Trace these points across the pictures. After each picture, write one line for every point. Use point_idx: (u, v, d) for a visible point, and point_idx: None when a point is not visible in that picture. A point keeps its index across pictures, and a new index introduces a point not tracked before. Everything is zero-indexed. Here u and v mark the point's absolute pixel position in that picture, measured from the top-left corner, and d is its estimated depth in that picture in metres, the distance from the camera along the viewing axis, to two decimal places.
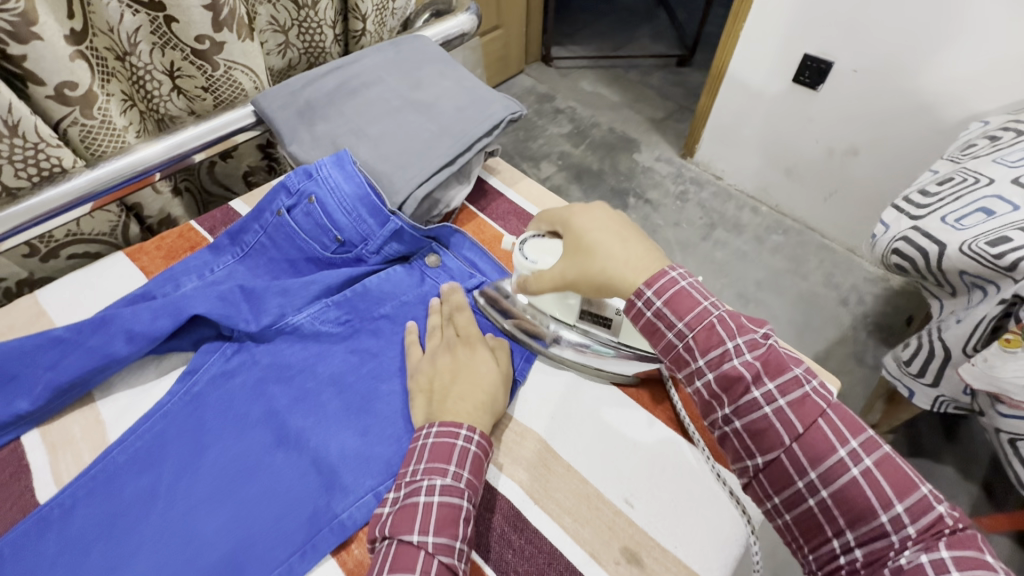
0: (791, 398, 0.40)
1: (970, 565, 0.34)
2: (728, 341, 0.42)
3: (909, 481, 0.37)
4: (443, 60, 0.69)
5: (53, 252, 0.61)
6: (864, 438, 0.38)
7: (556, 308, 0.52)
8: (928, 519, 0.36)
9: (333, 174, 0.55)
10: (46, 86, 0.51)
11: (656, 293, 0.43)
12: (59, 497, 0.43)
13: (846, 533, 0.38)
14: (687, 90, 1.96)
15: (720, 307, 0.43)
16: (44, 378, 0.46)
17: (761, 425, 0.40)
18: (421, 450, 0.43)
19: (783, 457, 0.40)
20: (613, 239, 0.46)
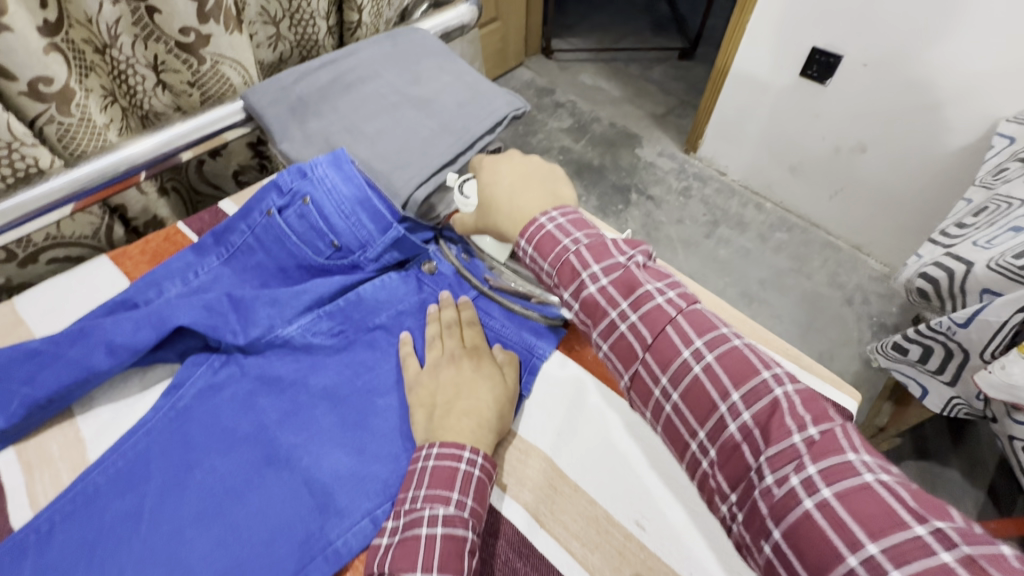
0: (644, 313, 0.42)
1: (828, 467, 0.33)
2: (584, 271, 0.44)
3: (750, 369, 0.39)
4: (442, 54, 0.65)
5: (32, 256, 0.58)
6: (708, 339, 0.40)
7: (492, 247, 0.57)
8: (765, 406, 0.37)
9: (329, 175, 0.52)
10: (18, 81, 0.47)
11: (528, 241, 0.46)
12: (35, 521, 0.40)
13: (700, 434, 0.39)
14: (689, 84, 1.93)
15: (581, 240, 0.45)
16: (20, 394, 0.43)
17: (620, 344, 0.43)
18: (421, 474, 0.41)
19: (640, 368, 0.42)
20: (507, 189, 0.49)
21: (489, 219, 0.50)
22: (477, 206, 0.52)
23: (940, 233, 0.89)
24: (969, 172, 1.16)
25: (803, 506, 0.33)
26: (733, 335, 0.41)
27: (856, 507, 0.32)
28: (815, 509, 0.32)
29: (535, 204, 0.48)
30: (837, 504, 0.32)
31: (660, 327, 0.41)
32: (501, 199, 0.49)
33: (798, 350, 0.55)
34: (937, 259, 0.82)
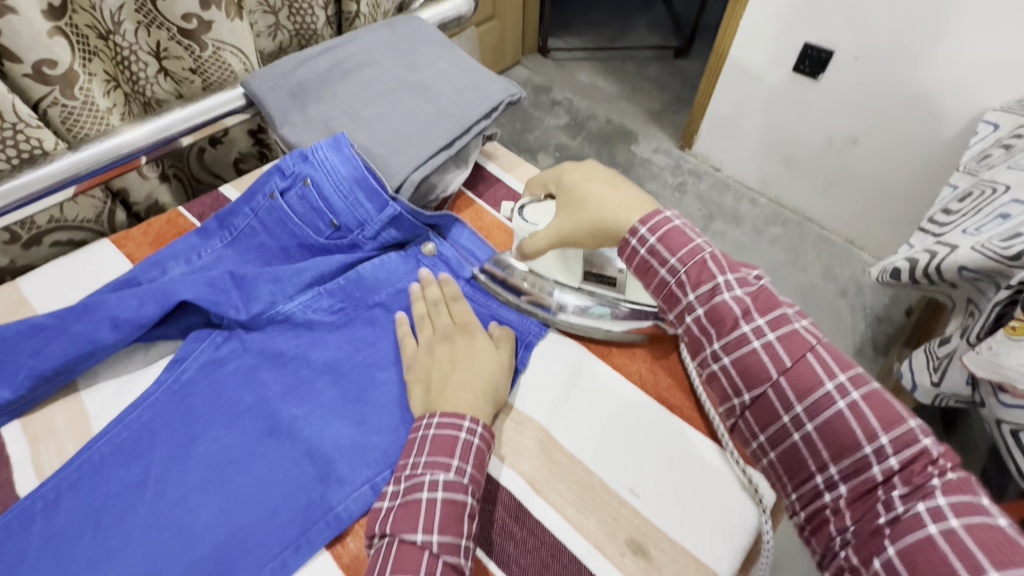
0: (785, 337, 0.41)
1: (958, 505, 0.34)
2: (716, 281, 0.43)
3: (896, 414, 0.38)
4: (440, 42, 0.67)
5: (36, 238, 0.59)
6: (855, 375, 0.39)
7: (527, 253, 0.54)
8: (913, 454, 0.37)
9: (329, 156, 0.54)
10: (23, 64, 0.49)
11: (651, 230, 0.44)
12: (41, 490, 0.41)
13: (831, 467, 0.39)
14: (685, 81, 1.95)
15: (709, 245, 0.44)
16: (26, 366, 0.44)
17: (749, 360, 0.41)
18: (422, 442, 0.41)
19: (770, 393, 0.41)
20: (600, 193, 0.48)
21: (584, 215, 0.48)
22: (546, 224, 0.51)
23: (929, 221, 0.91)
24: (959, 165, 1.17)
25: (928, 531, 0.34)
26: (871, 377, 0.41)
27: (978, 536, 0.33)
28: (937, 535, 0.34)
29: (636, 208, 0.47)
30: (962, 533, 0.33)
31: (802, 352, 0.40)
32: (591, 199, 0.48)
33: None
34: (930, 246, 0.83)
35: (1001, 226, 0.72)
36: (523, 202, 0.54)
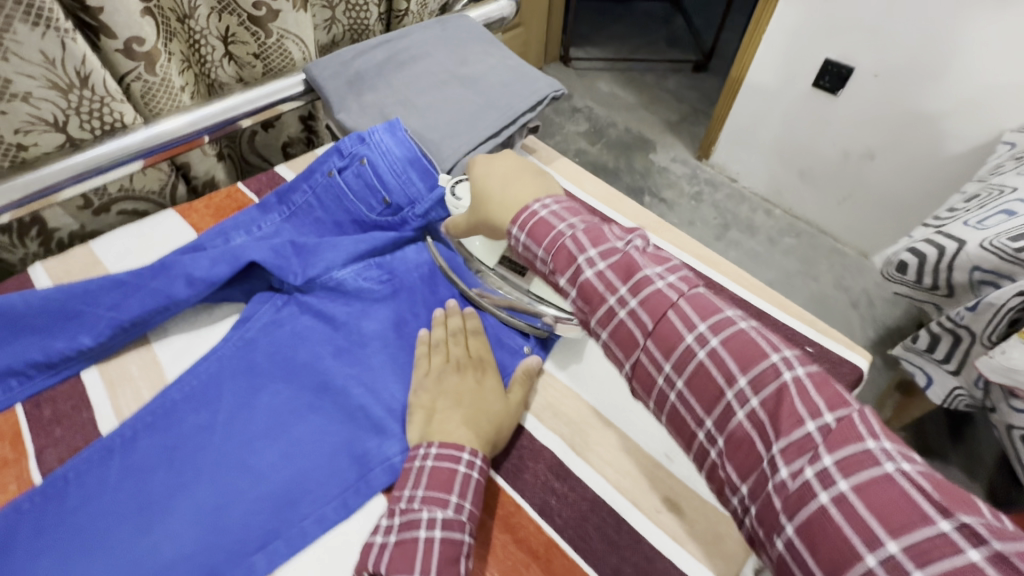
0: (642, 295, 0.38)
1: (847, 462, 0.30)
2: (580, 255, 0.40)
3: (758, 353, 0.34)
4: (487, 40, 0.71)
5: (105, 206, 0.63)
6: (712, 320, 0.36)
7: (479, 246, 0.56)
8: (771, 391, 0.33)
9: (384, 139, 0.57)
10: (117, 40, 0.53)
11: (520, 227, 0.43)
12: (120, 429, 0.45)
13: (741, 488, 0.33)
14: (703, 94, 1.99)
15: (577, 226, 0.42)
16: (106, 317, 0.48)
17: (618, 329, 0.39)
18: (419, 474, 0.41)
19: (641, 355, 0.38)
20: (501, 179, 0.48)
21: (483, 209, 0.48)
22: (468, 202, 0.54)
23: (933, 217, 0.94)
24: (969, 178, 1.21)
25: (820, 501, 0.29)
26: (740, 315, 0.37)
27: (870, 499, 0.28)
28: (831, 505, 0.29)
29: (525, 189, 0.46)
30: (855, 499, 0.29)
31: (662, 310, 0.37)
32: (494, 184, 0.48)
33: (813, 315, 0.57)
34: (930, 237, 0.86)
35: (1005, 222, 0.76)
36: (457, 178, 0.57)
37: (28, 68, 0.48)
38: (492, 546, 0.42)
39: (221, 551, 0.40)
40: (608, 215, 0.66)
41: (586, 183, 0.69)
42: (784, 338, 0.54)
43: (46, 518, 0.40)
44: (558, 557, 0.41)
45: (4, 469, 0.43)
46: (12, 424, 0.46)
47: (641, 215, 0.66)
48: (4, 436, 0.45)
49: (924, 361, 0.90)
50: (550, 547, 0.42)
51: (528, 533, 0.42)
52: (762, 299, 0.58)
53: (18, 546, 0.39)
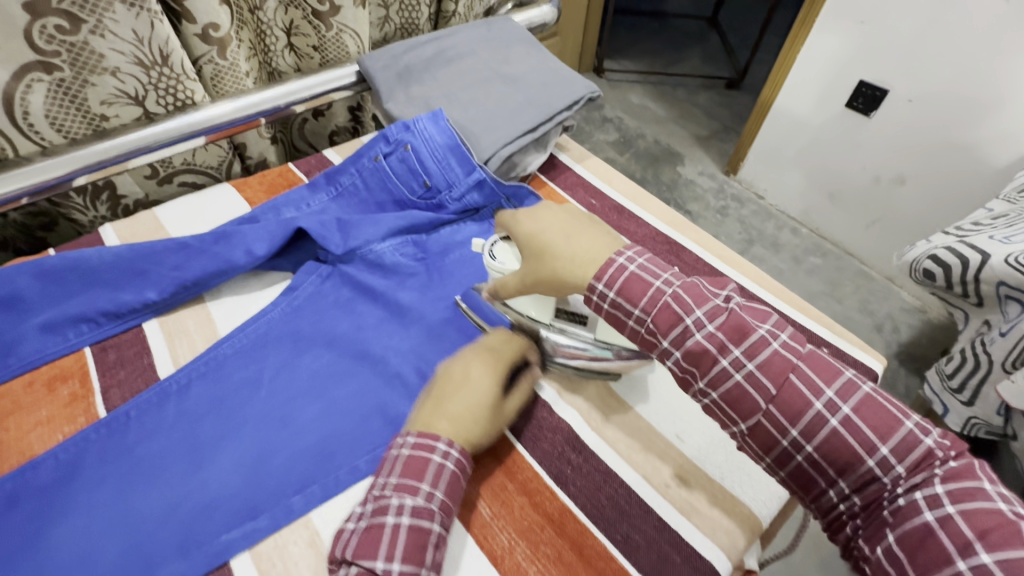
0: (759, 358, 0.39)
1: (957, 490, 0.35)
2: (687, 317, 0.40)
3: (894, 419, 0.37)
4: (529, 43, 0.75)
5: (168, 177, 0.68)
6: (840, 386, 0.38)
7: (533, 308, 0.52)
8: (919, 455, 0.36)
9: (428, 128, 0.62)
10: (196, 25, 0.58)
11: (607, 284, 0.43)
12: (176, 375, 0.49)
13: (843, 485, 0.38)
14: (734, 111, 2.00)
15: (672, 282, 0.42)
16: (170, 275, 0.53)
17: (733, 391, 0.40)
18: (394, 462, 0.41)
19: (761, 417, 0.39)
20: (568, 249, 0.46)
21: (546, 266, 0.46)
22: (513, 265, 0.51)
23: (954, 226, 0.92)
24: None
25: (925, 519, 0.34)
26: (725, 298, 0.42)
27: (977, 521, 0.33)
28: (935, 525, 0.34)
29: (587, 247, 0.46)
30: (893, 458, 0.36)
31: (784, 373, 0.39)
32: (554, 252, 0.46)
33: (832, 320, 0.58)
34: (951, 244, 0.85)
35: None
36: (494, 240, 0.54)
37: (120, 45, 0.54)
38: (509, 507, 0.45)
39: (263, 490, 0.43)
40: (636, 214, 0.68)
41: (617, 183, 0.72)
42: (801, 338, 0.56)
43: (109, 447, 0.45)
44: (571, 522, 0.44)
45: (73, 403, 0.48)
46: (81, 364, 0.50)
47: (667, 214, 0.69)
48: (74, 374, 0.50)
49: (939, 389, 0.91)
50: (564, 512, 0.44)
51: (543, 498, 0.45)
52: (782, 300, 0.59)
53: (84, 470, 0.43)
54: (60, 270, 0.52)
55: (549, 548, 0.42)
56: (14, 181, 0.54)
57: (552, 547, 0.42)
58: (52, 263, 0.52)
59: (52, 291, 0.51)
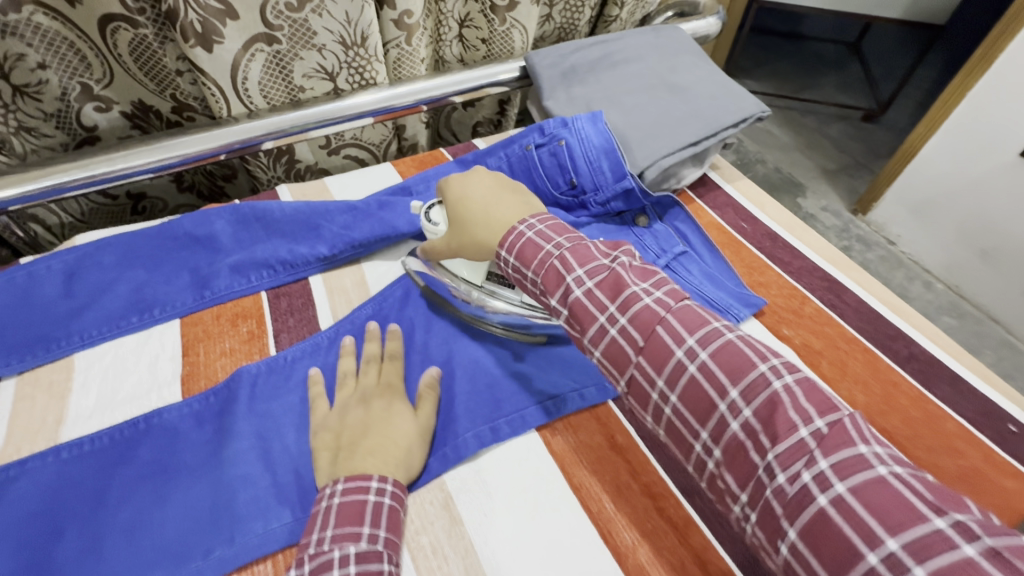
0: (631, 312, 0.39)
1: (839, 463, 0.30)
2: (568, 275, 0.42)
3: (746, 362, 0.35)
4: (696, 53, 0.73)
5: (337, 148, 0.74)
6: (703, 333, 0.37)
7: (464, 269, 0.54)
8: (762, 399, 0.33)
9: (585, 128, 0.61)
10: (394, 11, 0.62)
11: (508, 250, 0.45)
12: (322, 335, 0.52)
13: (704, 436, 0.35)
14: (870, 146, 1.84)
15: (563, 244, 0.43)
16: (342, 236, 0.58)
17: (613, 348, 0.39)
18: (325, 515, 0.38)
19: (635, 373, 0.38)
20: (479, 216, 0.50)
21: (466, 234, 0.50)
22: (444, 226, 0.54)
23: None
24: None
25: (817, 504, 0.29)
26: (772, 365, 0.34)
27: (869, 498, 0.28)
28: (827, 507, 0.29)
29: (510, 211, 0.49)
30: (852, 499, 0.29)
31: (650, 327, 0.38)
32: (473, 206, 0.50)
33: (1019, 393, 0.52)
34: None
35: None
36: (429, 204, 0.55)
37: (332, 24, 0.59)
38: (632, 508, 0.44)
39: None
40: (790, 243, 0.65)
41: (769, 208, 0.69)
42: (981, 408, 0.50)
43: (285, 383, 0.49)
44: (695, 533, 0.43)
45: (251, 341, 0.53)
46: (259, 306, 0.56)
47: (825, 249, 0.64)
48: (252, 315, 0.55)
49: None
50: (689, 523, 0.44)
51: (667, 504, 0.45)
52: (959, 362, 0.54)
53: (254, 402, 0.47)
54: (249, 217, 0.58)
55: (672, 556, 0.42)
56: (217, 138, 0.61)
57: (675, 558, 0.42)
58: (243, 210, 0.59)
59: (241, 238, 0.58)
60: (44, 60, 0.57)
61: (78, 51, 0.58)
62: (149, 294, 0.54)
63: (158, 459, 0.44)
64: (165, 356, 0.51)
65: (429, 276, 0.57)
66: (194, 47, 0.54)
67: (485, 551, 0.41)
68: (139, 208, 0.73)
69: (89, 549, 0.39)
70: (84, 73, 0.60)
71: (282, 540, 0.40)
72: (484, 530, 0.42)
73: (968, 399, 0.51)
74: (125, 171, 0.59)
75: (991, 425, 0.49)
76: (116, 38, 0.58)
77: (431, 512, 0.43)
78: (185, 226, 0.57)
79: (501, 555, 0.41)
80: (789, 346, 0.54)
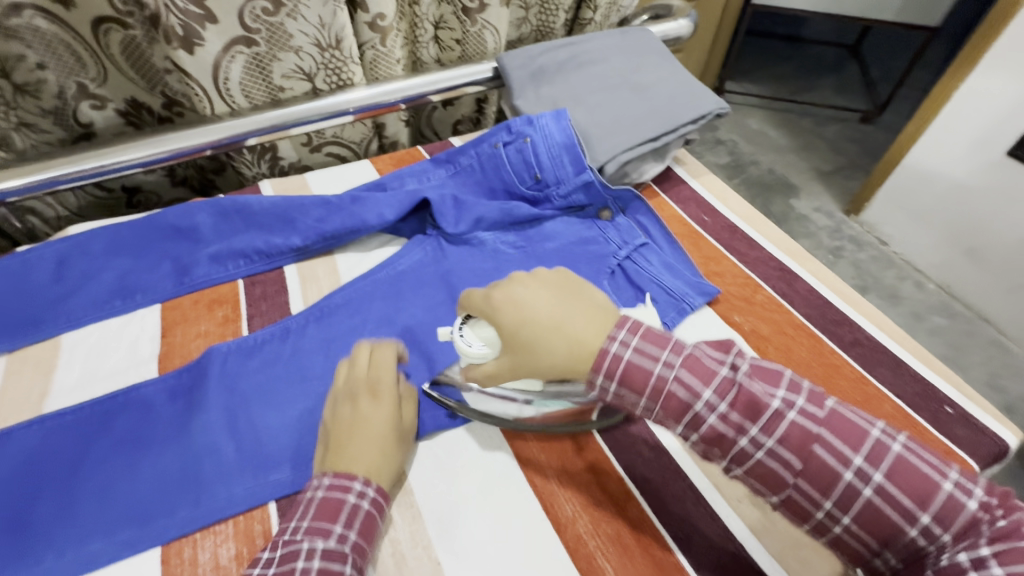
0: (775, 430, 0.35)
1: (940, 508, 0.32)
2: (695, 403, 0.36)
3: (902, 464, 0.33)
4: (661, 53, 0.75)
5: (319, 146, 0.78)
6: (861, 448, 0.34)
7: (522, 385, 0.43)
8: (933, 501, 0.32)
9: (549, 124, 0.63)
10: (367, 14, 0.66)
11: (606, 376, 0.37)
12: (289, 320, 0.55)
13: (881, 548, 0.34)
14: (865, 148, 1.84)
15: (672, 361, 0.36)
16: (314, 227, 0.61)
17: (761, 471, 0.36)
18: (306, 505, 0.38)
19: (790, 493, 0.36)
20: (550, 325, 0.39)
21: (526, 346, 0.39)
22: (492, 350, 0.43)
23: None
24: None
25: None
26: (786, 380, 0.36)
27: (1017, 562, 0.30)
28: None
29: (586, 325, 0.39)
30: (889, 483, 0.33)
31: (805, 446, 0.35)
32: (542, 333, 0.39)
33: (960, 378, 0.54)
34: None
35: None
36: (456, 324, 0.46)
37: (307, 28, 0.63)
38: (575, 482, 0.46)
39: None
40: (749, 235, 0.67)
41: (732, 202, 0.71)
42: (920, 391, 0.52)
43: (257, 363, 0.52)
44: (633, 506, 0.45)
45: (225, 324, 0.56)
46: (235, 293, 0.59)
47: (784, 241, 0.66)
48: (228, 300, 0.58)
49: None
50: (629, 497, 0.45)
51: (609, 479, 0.46)
52: (903, 348, 0.55)
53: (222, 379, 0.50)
54: (229, 209, 0.61)
55: (609, 527, 0.43)
56: (203, 135, 0.65)
57: (611, 528, 0.43)
58: (223, 203, 0.62)
59: (221, 229, 0.61)
60: (43, 61, 0.61)
61: (75, 52, 0.62)
62: (132, 280, 0.57)
63: (131, 431, 0.47)
64: (146, 337, 0.54)
65: (447, 389, 0.49)
66: (177, 49, 0.58)
67: (430, 517, 0.43)
68: (134, 203, 0.78)
69: (67, 508, 0.42)
70: (81, 72, 0.64)
71: (244, 502, 0.44)
72: (429, 499, 0.44)
73: (908, 382, 0.52)
74: (115, 166, 0.63)
75: (928, 407, 0.51)
76: (108, 39, 0.63)
77: None
78: (169, 219, 0.61)
79: (444, 520, 0.43)
80: (739, 333, 0.56)
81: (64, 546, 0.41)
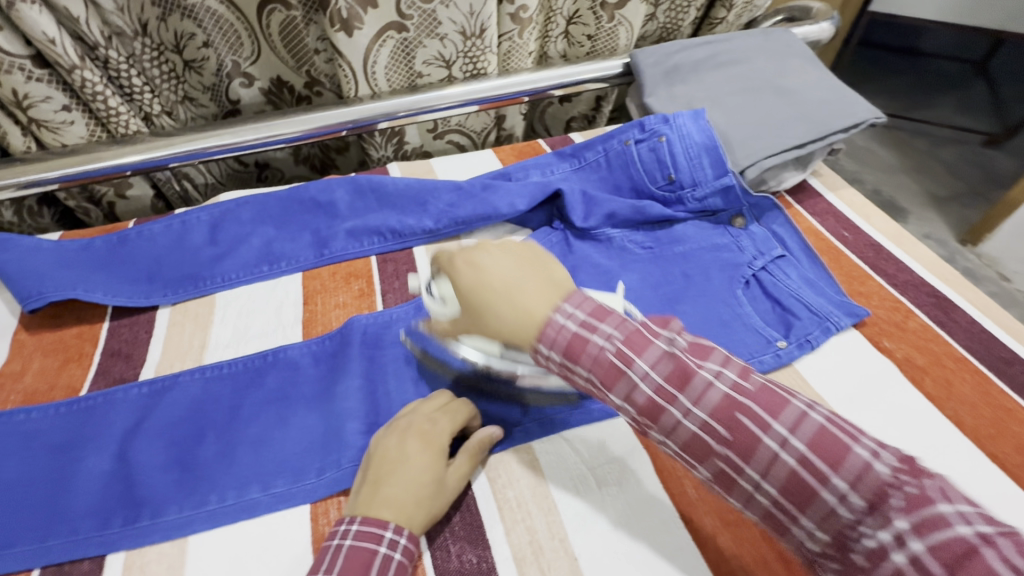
0: (706, 404, 0.31)
1: (921, 525, 0.25)
2: (629, 370, 0.33)
3: (839, 443, 0.28)
4: (806, 57, 0.72)
5: (441, 133, 0.80)
6: (789, 417, 0.30)
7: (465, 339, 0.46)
8: (865, 484, 0.27)
9: (687, 124, 0.61)
10: (512, 5, 0.66)
11: (550, 347, 0.35)
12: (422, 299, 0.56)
13: (805, 522, 0.29)
14: (987, 172, 1.68)
15: (615, 334, 0.34)
16: (446, 212, 0.62)
17: (688, 442, 0.32)
18: (334, 555, 0.36)
19: (719, 466, 0.31)
20: (501, 289, 0.37)
21: (477, 316, 0.38)
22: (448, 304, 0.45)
23: None
24: None
25: (889, 564, 0.26)
26: (716, 369, 0.32)
27: (949, 556, 0.24)
28: (907, 568, 0.25)
29: (540, 298, 0.36)
30: (930, 560, 0.25)
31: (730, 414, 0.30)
32: (486, 294, 0.37)
33: None
34: None
35: None
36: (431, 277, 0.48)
37: (456, 16, 0.64)
38: (714, 497, 0.44)
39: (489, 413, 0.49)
40: (897, 256, 0.62)
41: (876, 219, 0.66)
42: None
43: (392, 337, 0.54)
44: None
45: (361, 298, 0.58)
46: (369, 268, 0.61)
47: (938, 266, 0.61)
48: (362, 275, 0.60)
49: None
50: None
51: None
52: None
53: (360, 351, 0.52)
54: (364, 187, 0.64)
55: (753, 548, 0.41)
56: (345, 116, 0.68)
57: (758, 551, 0.41)
58: (360, 181, 0.64)
59: (356, 206, 0.64)
60: (209, 39, 0.65)
61: (237, 31, 0.66)
62: (277, 247, 0.61)
63: (279, 389, 0.50)
64: (290, 301, 0.58)
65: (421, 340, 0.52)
66: (338, 31, 0.60)
67: (565, 510, 0.43)
68: (263, 176, 0.82)
69: (224, 455, 0.45)
70: (237, 51, 0.68)
71: None
72: (562, 492, 0.44)
73: None
74: (266, 140, 0.67)
75: None
76: (270, 18, 0.65)
77: (516, 468, 0.45)
78: (310, 192, 0.63)
79: (580, 513, 0.43)
80: (890, 361, 0.52)
81: (224, 490, 0.43)
